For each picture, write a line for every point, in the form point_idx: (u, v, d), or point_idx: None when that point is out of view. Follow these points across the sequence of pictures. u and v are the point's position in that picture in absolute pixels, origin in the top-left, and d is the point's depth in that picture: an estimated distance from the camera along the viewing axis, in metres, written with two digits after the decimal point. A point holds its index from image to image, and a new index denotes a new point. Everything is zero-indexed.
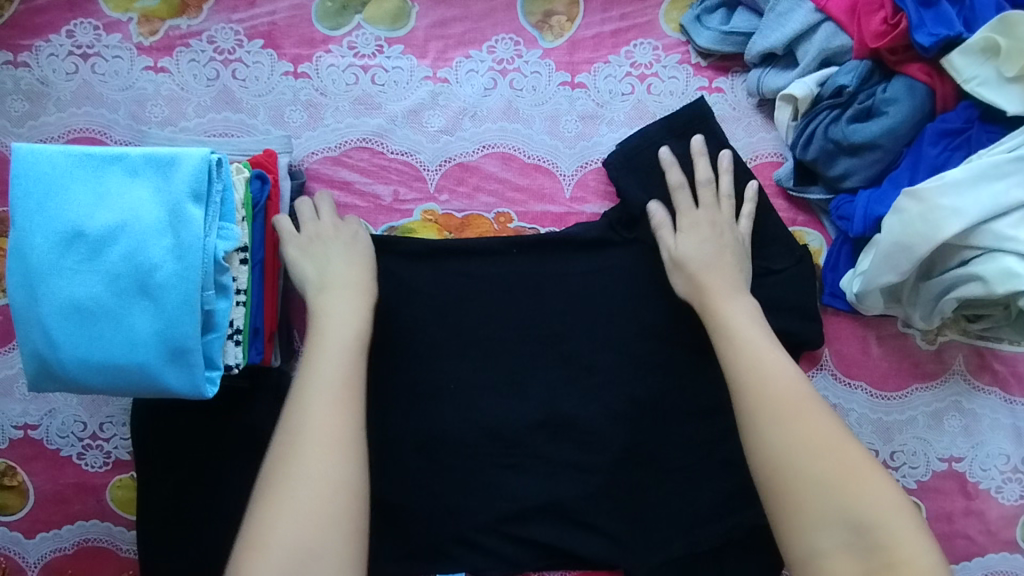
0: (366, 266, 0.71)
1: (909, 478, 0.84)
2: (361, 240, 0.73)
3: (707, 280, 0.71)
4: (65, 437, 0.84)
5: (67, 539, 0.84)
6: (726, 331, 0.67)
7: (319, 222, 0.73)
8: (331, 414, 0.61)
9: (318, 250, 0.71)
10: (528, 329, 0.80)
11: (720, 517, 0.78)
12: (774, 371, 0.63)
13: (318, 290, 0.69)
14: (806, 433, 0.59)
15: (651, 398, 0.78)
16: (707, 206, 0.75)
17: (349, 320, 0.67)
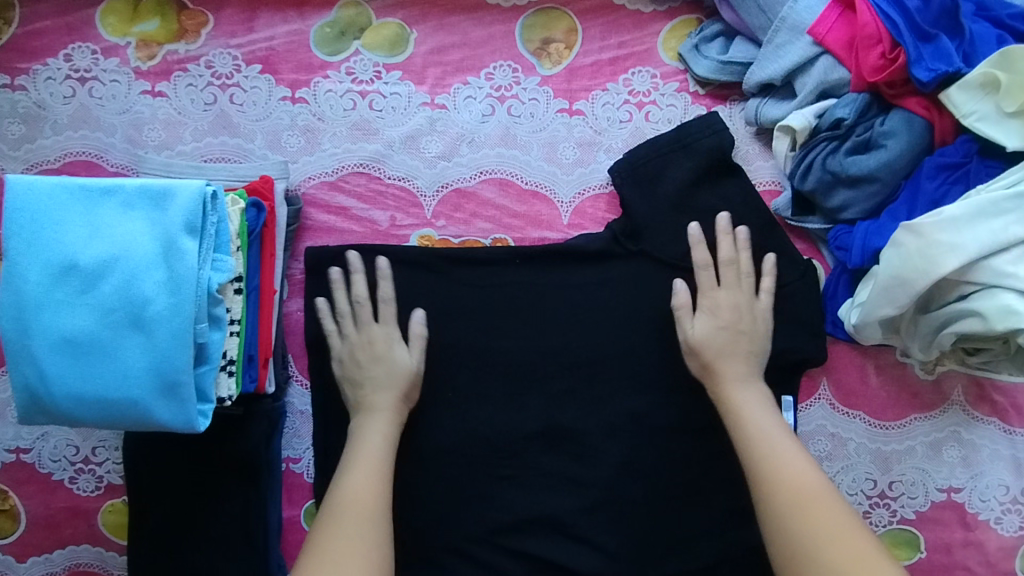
0: (397, 399, 0.76)
1: (907, 508, 0.84)
2: (398, 356, 0.77)
3: (722, 367, 0.75)
4: (57, 461, 0.83)
5: (58, 564, 0.84)
6: (739, 416, 0.72)
7: (361, 329, 0.78)
8: (357, 503, 0.67)
9: (358, 366, 0.77)
10: (528, 348, 0.84)
11: (712, 537, 0.83)
12: (786, 452, 0.68)
13: (355, 408, 0.77)
14: (815, 517, 0.62)
15: (649, 412, 0.84)
16: (728, 287, 0.78)
17: (379, 431, 0.74)
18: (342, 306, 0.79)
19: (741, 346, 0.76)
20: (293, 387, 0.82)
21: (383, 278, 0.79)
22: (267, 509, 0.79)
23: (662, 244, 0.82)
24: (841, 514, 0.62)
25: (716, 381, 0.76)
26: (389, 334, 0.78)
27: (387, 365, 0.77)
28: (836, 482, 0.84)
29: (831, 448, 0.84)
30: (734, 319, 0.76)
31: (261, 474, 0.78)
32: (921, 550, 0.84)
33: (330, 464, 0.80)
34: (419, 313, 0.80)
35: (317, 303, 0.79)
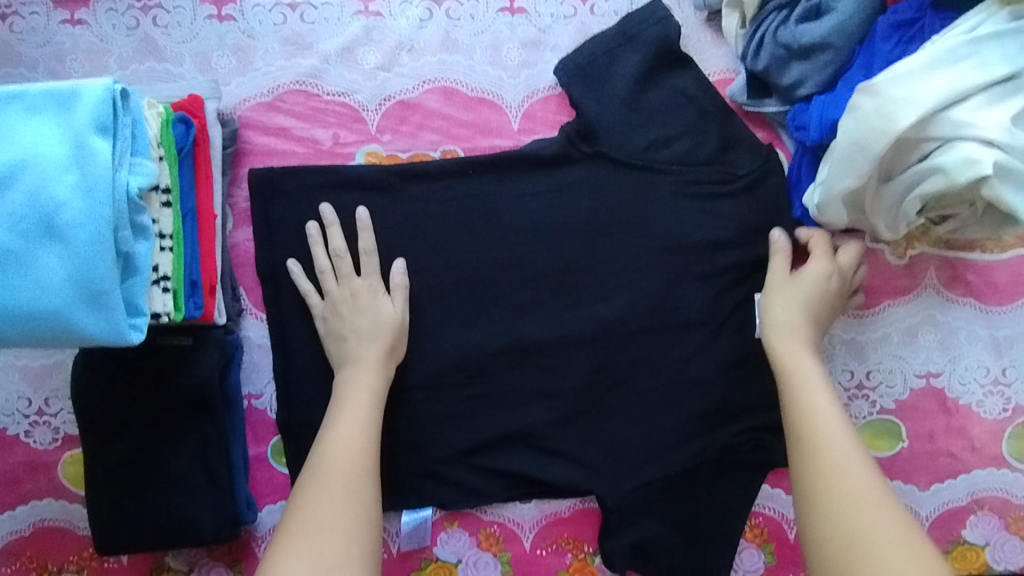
0: (384, 352, 0.75)
1: (887, 398, 0.83)
2: (383, 307, 0.76)
3: (810, 331, 0.74)
4: (10, 415, 0.81)
5: (23, 520, 0.82)
6: (804, 394, 0.67)
7: (342, 283, 0.76)
8: (341, 469, 0.65)
9: (341, 320, 0.76)
10: (489, 263, 0.81)
11: (690, 441, 0.82)
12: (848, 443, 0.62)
13: (340, 362, 0.75)
14: (872, 501, 0.56)
15: (617, 318, 0.81)
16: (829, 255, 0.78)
17: (367, 384, 0.73)
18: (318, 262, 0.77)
19: (829, 319, 0.76)
20: (248, 320, 0.80)
21: (364, 227, 0.77)
22: (229, 444, 0.76)
23: (617, 141, 0.79)
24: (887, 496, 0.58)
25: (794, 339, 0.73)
26: (371, 287, 0.76)
27: (373, 319, 0.76)
28: None
29: None
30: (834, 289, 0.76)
31: (214, 407, 0.74)
32: (903, 440, 0.83)
33: (294, 393, 0.79)
34: (400, 263, 0.78)
35: (289, 266, 0.77)
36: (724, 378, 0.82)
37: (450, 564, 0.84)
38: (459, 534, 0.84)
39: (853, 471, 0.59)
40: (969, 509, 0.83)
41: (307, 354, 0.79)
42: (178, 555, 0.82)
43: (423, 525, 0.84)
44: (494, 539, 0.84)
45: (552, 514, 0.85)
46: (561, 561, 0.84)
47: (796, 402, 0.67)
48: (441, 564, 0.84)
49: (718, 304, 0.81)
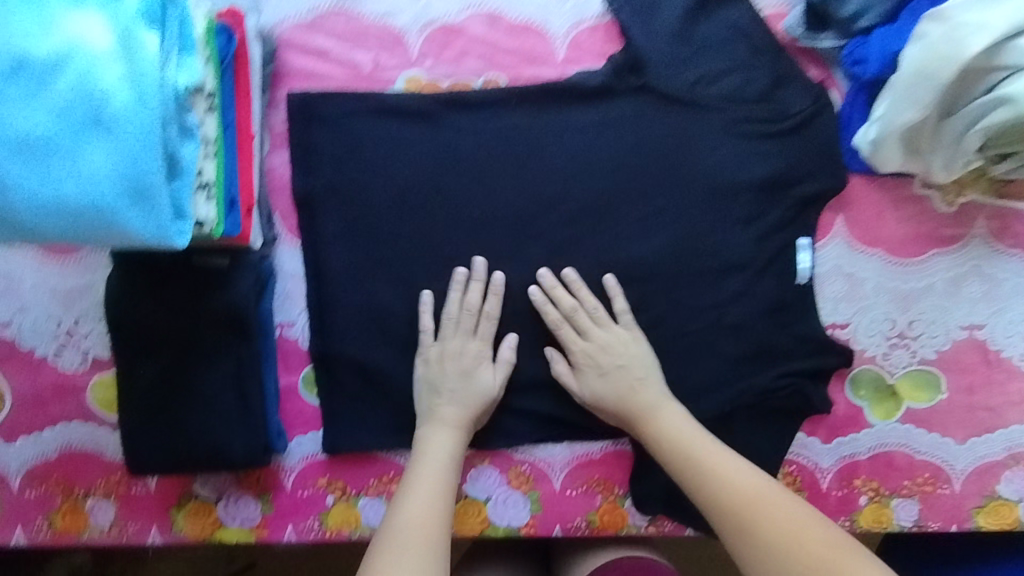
0: (471, 416, 0.77)
1: (927, 348, 0.81)
2: (484, 380, 0.78)
3: (634, 402, 0.76)
4: (39, 336, 0.80)
5: (51, 444, 0.82)
6: (678, 445, 0.72)
7: (458, 340, 0.79)
8: (419, 538, 0.63)
9: (443, 373, 0.78)
10: (527, 197, 0.80)
11: (727, 385, 0.81)
12: (767, 495, 0.66)
13: (426, 417, 0.77)
14: (785, 530, 0.62)
15: (653, 257, 0.80)
16: (603, 334, 0.79)
17: (446, 444, 0.74)
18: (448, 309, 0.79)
19: (643, 387, 0.77)
20: (281, 248, 0.80)
21: (496, 293, 0.79)
22: (260, 369, 0.75)
23: (663, 75, 0.79)
24: (787, 505, 0.64)
25: (638, 388, 0.77)
26: (483, 352, 0.79)
27: (471, 385, 0.78)
28: (852, 325, 0.81)
29: (847, 290, 0.80)
30: (621, 356, 0.78)
31: (250, 330, 0.73)
32: (942, 391, 0.82)
33: (329, 323, 0.81)
34: (513, 337, 0.80)
35: (421, 295, 0.80)
36: (762, 323, 0.81)
37: (479, 501, 0.83)
38: (489, 472, 0.84)
39: (762, 500, 0.65)
40: (1004, 464, 0.82)
41: (347, 284, 0.81)
42: (206, 482, 0.83)
43: None
44: (524, 478, 0.84)
45: (583, 455, 0.84)
46: (590, 502, 0.84)
47: (674, 451, 0.72)
48: (470, 502, 0.83)
49: (763, 247, 0.80)
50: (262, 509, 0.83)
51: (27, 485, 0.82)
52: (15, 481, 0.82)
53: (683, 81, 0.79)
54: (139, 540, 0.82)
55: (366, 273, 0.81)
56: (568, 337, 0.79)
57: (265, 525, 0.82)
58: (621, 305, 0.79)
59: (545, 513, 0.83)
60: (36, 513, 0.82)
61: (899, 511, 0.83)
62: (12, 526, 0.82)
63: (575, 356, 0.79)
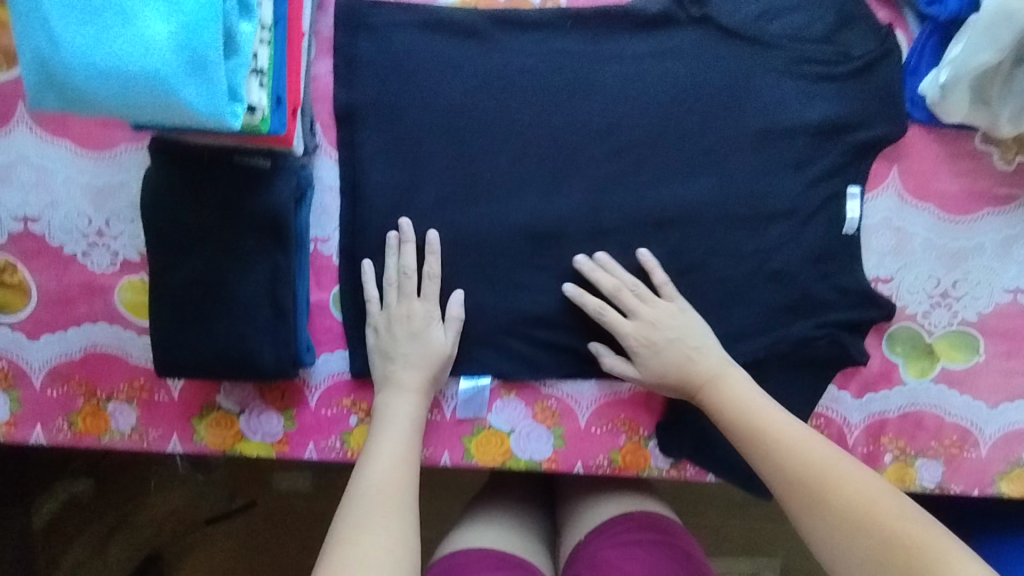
0: (425, 378, 0.75)
1: (969, 310, 0.80)
2: (434, 338, 0.76)
3: (693, 371, 0.75)
4: (68, 233, 0.78)
5: (75, 344, 0.80)
6: (745, 414, 0.71)
7: (404, 303, 0.76)
8: (379, 506, 0.64)
9: (393, 339, 0.76)
10: (575, 126, 0.78)
11: (763, 333, 0.79)
12: (837, 464, 0.65)
13: (382, 382, 0.76)
14: (863, 508, 0.62)
15: (702, 197, 0.78)
16: (654, 305, 0.76)
17: (409, 409, 0.74)
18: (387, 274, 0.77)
19: (700, 356, 0.75)
20: (321, 158, 0.78)
21: (433, 253, 0.76)
22: (293, 278, 0.73)
23: (726, 7, 0.77)
24: (861, 480, 0.64)
25: (696, 355, 0.75)
26: (428, 312, 0.77)
27: (423, 346, 0.76)
28: (895, 281, 0.79)
29: (895, 243, 0.79)
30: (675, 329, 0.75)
31: (287, 236, 0.72)
32: (979, 354, 0.81)
33: (362, 241, 0.78)
34: (458, 294, 0.78)
35: (363, 264, 0.78)
36: (805, 273, 0.79)
37: (502, 432, 0.82)
38: (515, 404, 0.83)
39: (837, 476, 0.64)
40: None
41: (382, 202, 0.78)
42: (230, 394, 0.82)
43: (480, 395, 0.82)
44: (549, 412, 0.83)
45: (611, 395, 0.83)
46: (614, 442, 0.83)
47: (739, 424, 0.71)
48: (493, 432, 0.82)
49: (809, 196, 0.78)
50: (284, 425, 0.82)
51: (50, 383, 0.81)
52: (38, 378, 0.81)
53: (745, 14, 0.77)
54: (160, 447, 0.82)
55: (403, 191, 0.78)
56: (612, 320, 0.76)
57: (287, 442, 0.82)
58: (660, 274, 0.77)
59: (568, 449, 0.83)
60: (56, 412, 0.81)
61: (922, 472, 0.82)
62: (33, 423, 0.81)
63: (632, 342, 0.76)
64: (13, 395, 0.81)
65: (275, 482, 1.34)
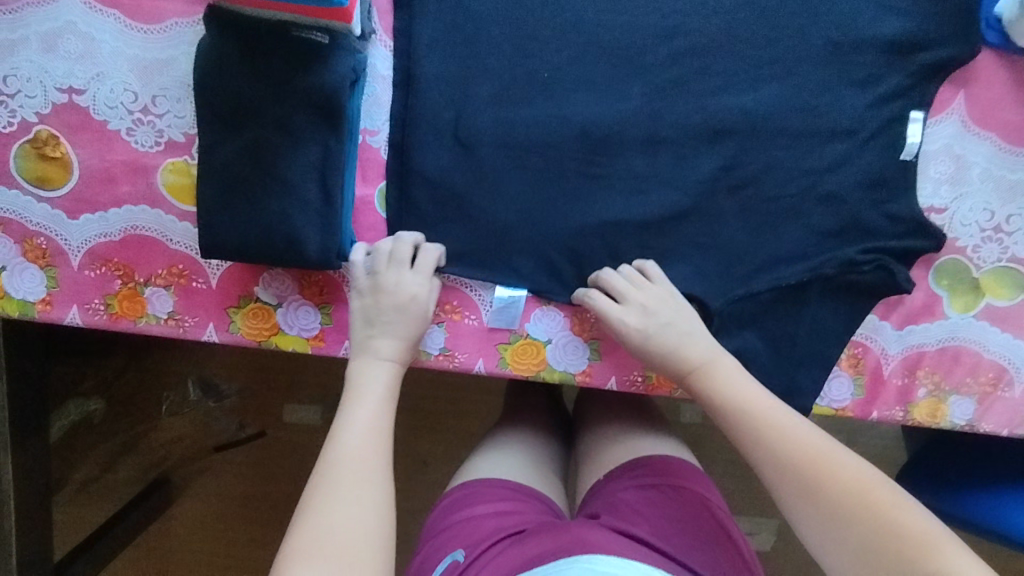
0: (407, 349, 0.72)
1: (1020, 246, 0.79)
2: (417, 312, 0.73)
3: (687, 355, 0.72)
4: (114, 109, 0.77)
5: (115, 226, 0.79)
6: (740, 402, 0.69)
7: (393, 272, 0.73)
8: (350, 478, 0.62)
9: (378, 309, 0.73)
10: (637, 30, 0.77)
11: (810, 256, 0.78)
12: (835, 455, 0.64)
13: (358, 350, 0.72)
14: (862, 503, 0.60)
15: (760, 110, 0.76)
16: (642, 289, 0.74)
17: (382, 380, 0.70)
18: (379, 247, 0.75)
19: (689, 343, 0.73)
20: (375, 46, 0.77)
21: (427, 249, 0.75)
22: (342, 164, 0.73)
23: None
24: (858, 472, 0.62)
25: (686, 338, 0.73)
26: (415, 285, 0.73)
27: (405, 312, 0.73)
28: (949, 211, 0.78)
29: (953, 171, 0.78)
30: (665, 313, 0.73)
31: (340, 117, 0.71)
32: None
33: (410, 134, 0.77)
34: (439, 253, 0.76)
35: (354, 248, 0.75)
36: (856, 197, 0.77)
37: (539, 342, 0.80)
38: (553, 314, 0.80)
39: (831, 469, 0.62)
40: None
41: (434, 94, 0.76)
42: (268, 286, 0.81)
43: (515, 306, 0.79)
44: (588, 325, 0.80)
45: None
46: None
47: (732, 415, 0.69)
48: (530, 342, 0.80)
49: (867, 118, 0.77)
50: (322, 321, 0.81)
51: (88, 264, 0.80)
52: (76, 258, 0.80)
53: None
54: (195, 336, 0.81)
55: (456, 84, 0.76)
56: (603, 306, 0.74)
57: (323, 338, 0.81)
58: (654, 270, 0.76)
59: (603, 363, 0.80)
60: (93, 294, 0.80)
61: (954, 409, 0.80)
62: (69, 304, 0.80)
63: (625, 327, 0.73)
64: (50, 273, 0.80)
65: (286, 414, 1.38)
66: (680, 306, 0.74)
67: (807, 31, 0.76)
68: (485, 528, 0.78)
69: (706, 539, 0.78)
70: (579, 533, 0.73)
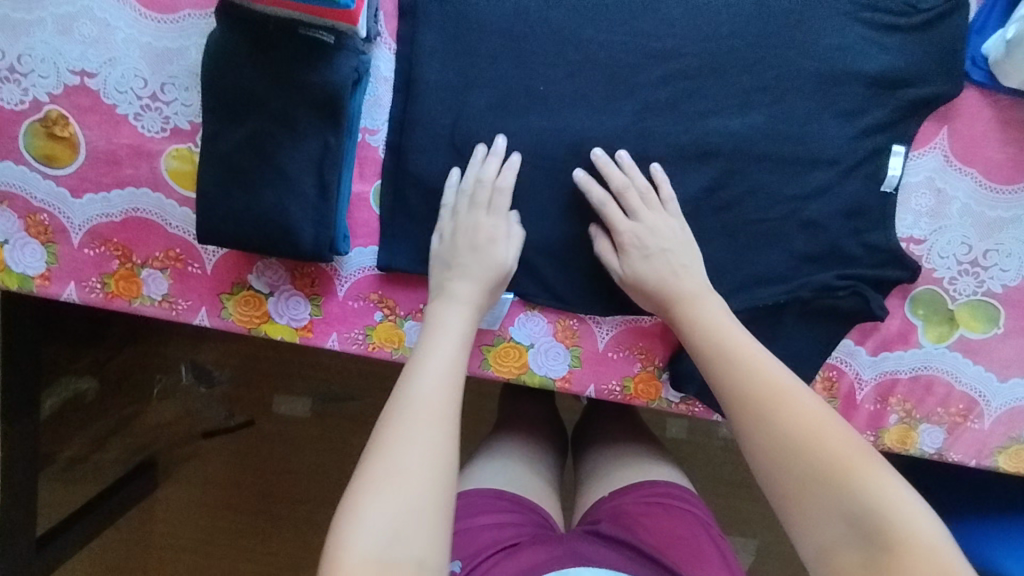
0: (484, 291, 0.75)
1: (996, 281, 0.81)
2: (495, 252, 0.75)
3: (675, 290, 0.74)
4: (123, 93, 0.80)
5: (116, 207, 0.82)
6: (719, 335, 0.70)
7: (471, 212, 0.76)
8: (424, 412, 0.65)
9: (456, 249, 0.76)
10: (632, 48, 0.79)
11: (788, 278, 0.80)
12: (792, 388, 0.65)
13: (437, 293, 0.75)
14: (812, 431, 0.62)
15: (748, 134, 0.79)
16: (651, 215, 0.76)
17: (459, 322, 0.72)
18: (462, 186, 0.78)
19: (688, 274, 0.75)
20: (379, 49, 0.80)
21: (507, 171, 0.77)
22: (340, 162, 0.75)
23: None
24: (812, 406, 0.64)
25: (685, 275, 0.75)
26: (495, 226, 0.76)
27: (487, 258, 0.75)
28: (928, 242, 0.80)
29: (933, 205, 0.80)
30: (671, 244, 0.76)
31: (340, 115, 0.74)
32: (998, 326, 0.81)
33: (407, 137, 0.79)
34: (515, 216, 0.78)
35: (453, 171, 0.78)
36: (837, 225, 0.79)
37: (522, 346, 0.82)
38: (538, 319, 0.82)
39: (790, 399, 0.64)
40: None
41: (432, 99, 0.79)
42: (261, 275, 0.83)
43: (500, 309, 0.81)
44: (570, 332, 0.82)
45: (632, 322, 0.82)
46: (628, 369, 0.83)
47: (708, 346, 0.70)
48: (513, 345, 0.82)
49: (851, 148, 0.79)
50: (311, 311, 0.83)
51: (88, 242, 0.82)
52: (77, 236, 0.82)
53: None
54: (188, 319, 0.83)
55: (455, 91, 0.79)
56: (614, 214, 0.77)
57: (312, 328, 0.83)
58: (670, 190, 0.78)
59: (582, 370, 0.82)
60: (91, 272, 0.83)
61: (924, 437, 0.82)
62: (66, 281, 0.82)
63: (622, 238, 0.76)
64: (51, 250, 0.82)
65: (275, 406, 1.39)
66: (687, 237, 0.77)
67: (798, 59, 0.79)
68: (483, 538, 0.79)
69: (695, 550, 0.80)
70: (572, 547, 0.77)
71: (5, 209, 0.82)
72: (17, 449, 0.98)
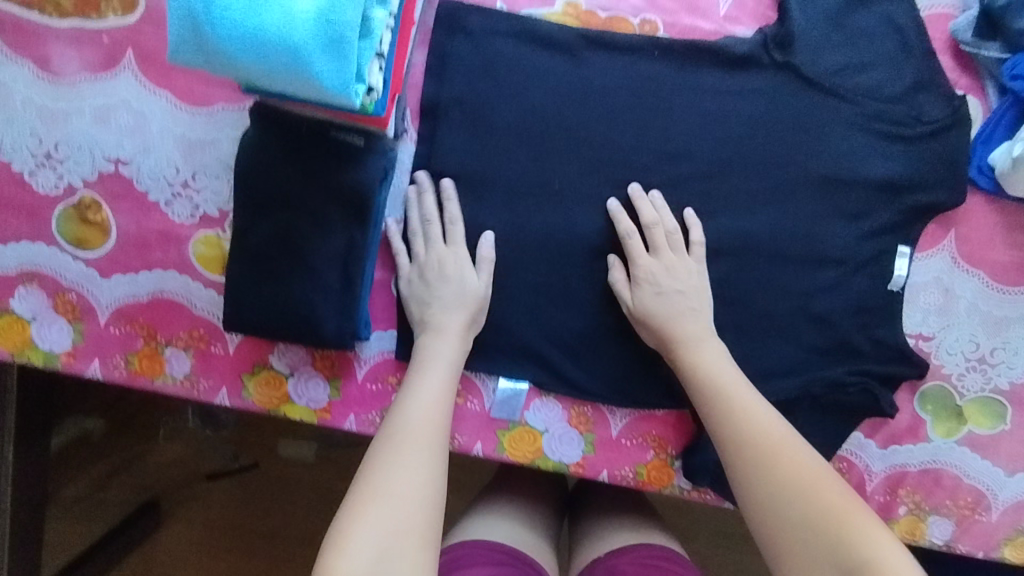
0: (460, 322, 0.77)
1: (1003, 378, 0.82)
2: (466, 278, 0.78)
3: (674, 329, 0.77)
4: (156, 180, 0.82)
5: (143, 287, 0.84)
6: (722, 389, 0.73)
7: (432, 246, 0.79)
8: (409, 442, 0.67)
9: (428, 286, 0.78)
10: (648, 148, 0.82)
11: (799, 373, 0.81)
12: (794, 445, 0.68)
13: (421, 329, 0.78)
14: (812, 485, 0.64)
15: (760, 233, 0.81)
16: (661, 253, 0.79)
17: (447, 354, 0.76)
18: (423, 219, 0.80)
19: (690, 315, 0.77)
20: (404, 143, 0.83)
21: (448, 198, 0.80)
22: (364, 256, 0.77)
23: (809, 58, 0.81)
24: (807, 461, 0.67)
25: (693, 316, 0.77)
26: (459, 257, 0.79)
27: (460, 291, 0.78)
28: (937, 339, 0.82)
29: (941, 303, 0.82)
30: (682, 283, 0.78)
31: (367, 212, 0.76)
32: (1005, 422, 0.82)
33: None
34: (489, 235, 0.80)
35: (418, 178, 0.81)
36: (846, 322, 0.81)
37: (536, 431, 0.83)
38: (553, 405, 0.84)
39: (792, 455, 0.67)
40: None
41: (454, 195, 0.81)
42: (282, 356, 0.84)
43: (516, 397, 0.83)
44: (585, 419, 0.84)
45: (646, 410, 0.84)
46: (642, 456, 0.84)
47: (710, 396, 0.73)
48: (527, 429, 0.83)
49: (860, 248, 0.81)
50: (330, 392, 0.85)
51: (114, 321, 0.84)
52: (103, 315, 0.84)
53: (825, 64, 0.82)
54: (208, 398, 0.85)
55: (478, 186, 0.81)
56: (634, 247, 0.79)
57: (330, 410, 0.84)
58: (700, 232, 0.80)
59: (596, 456, 0.83)
60: (115, 350, 0.84)
61: (932, 528, 0.82)
62: (91, 357, 0.84)
63: (638, 271, 0.78)
64: (77, 328, 0.84)
65: (281, 450, 1.38)
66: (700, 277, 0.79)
67: (809, 163, 0.81)
68: None
69: None
70: None
71: (34, 288, 0.84)
72: (22, 523, 0.99)
